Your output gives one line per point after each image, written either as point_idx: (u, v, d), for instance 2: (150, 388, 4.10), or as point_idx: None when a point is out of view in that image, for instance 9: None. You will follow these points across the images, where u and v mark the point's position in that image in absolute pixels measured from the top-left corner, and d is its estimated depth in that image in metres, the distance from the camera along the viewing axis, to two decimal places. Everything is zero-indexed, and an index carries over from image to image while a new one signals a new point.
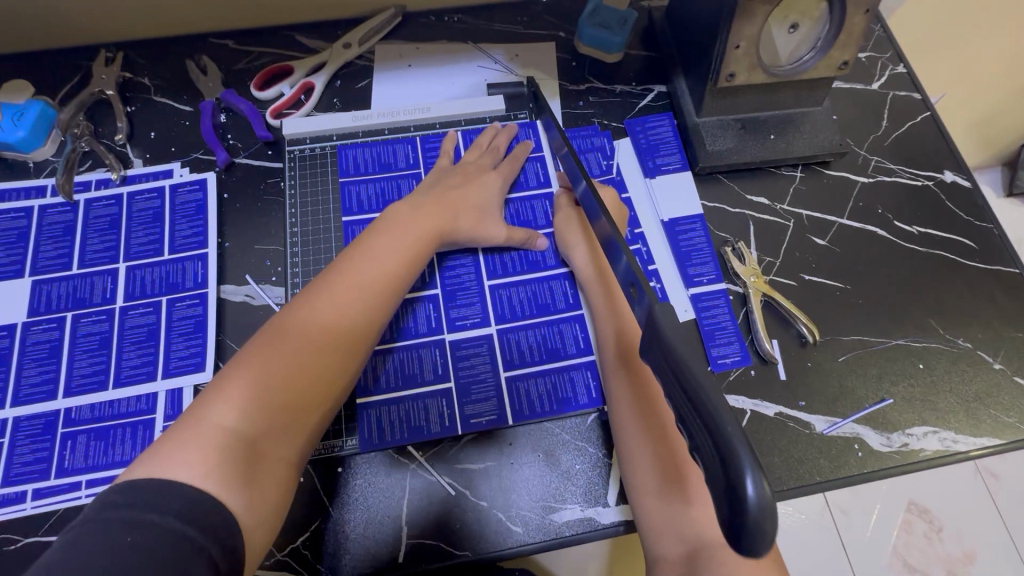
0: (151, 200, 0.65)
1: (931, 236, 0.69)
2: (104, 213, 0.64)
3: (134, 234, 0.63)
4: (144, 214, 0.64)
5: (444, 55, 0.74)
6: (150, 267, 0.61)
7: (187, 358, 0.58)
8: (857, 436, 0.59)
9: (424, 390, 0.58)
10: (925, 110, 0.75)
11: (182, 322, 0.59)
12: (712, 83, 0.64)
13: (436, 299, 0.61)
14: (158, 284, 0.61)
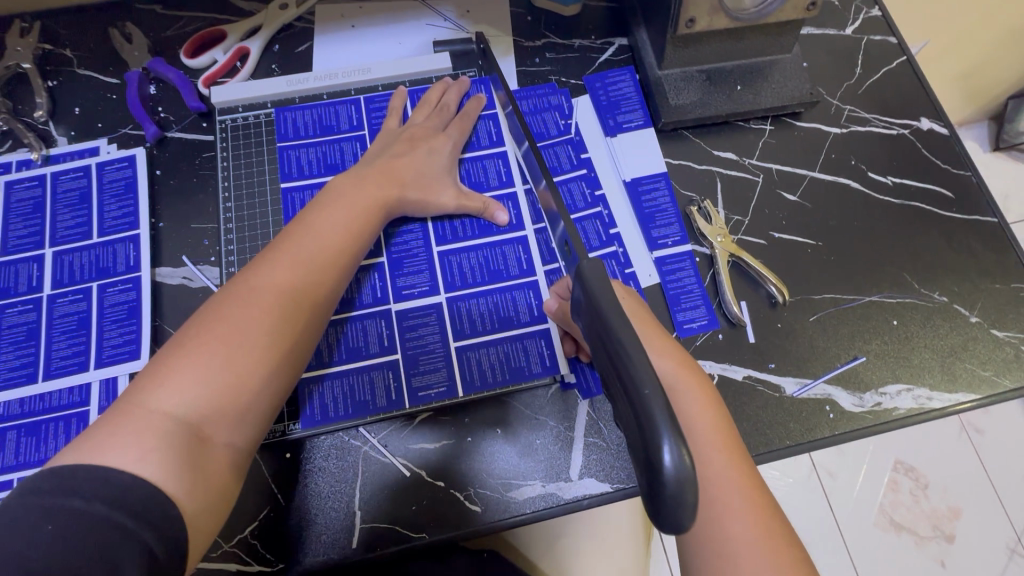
0: (77, 180, 0.60)
1: (906, 187, 0.65)
2: (27, 196, 0.59)
3: (60, 217, 0.59)
4: (70, 195, 0.60)
5: (389, 14, 0.69)
6: (80, 251, 0.58)
7: (122, 346, 0.55)
8: (828, 397, 0.56)
9: (372, 365, 0.54)
10: (902, 55, 0.71)
11: (115, 308, 0.56)
12: (672, 31, 0.60)
13: (382, 269, 0.57)
14: (87, 269, 0.57)
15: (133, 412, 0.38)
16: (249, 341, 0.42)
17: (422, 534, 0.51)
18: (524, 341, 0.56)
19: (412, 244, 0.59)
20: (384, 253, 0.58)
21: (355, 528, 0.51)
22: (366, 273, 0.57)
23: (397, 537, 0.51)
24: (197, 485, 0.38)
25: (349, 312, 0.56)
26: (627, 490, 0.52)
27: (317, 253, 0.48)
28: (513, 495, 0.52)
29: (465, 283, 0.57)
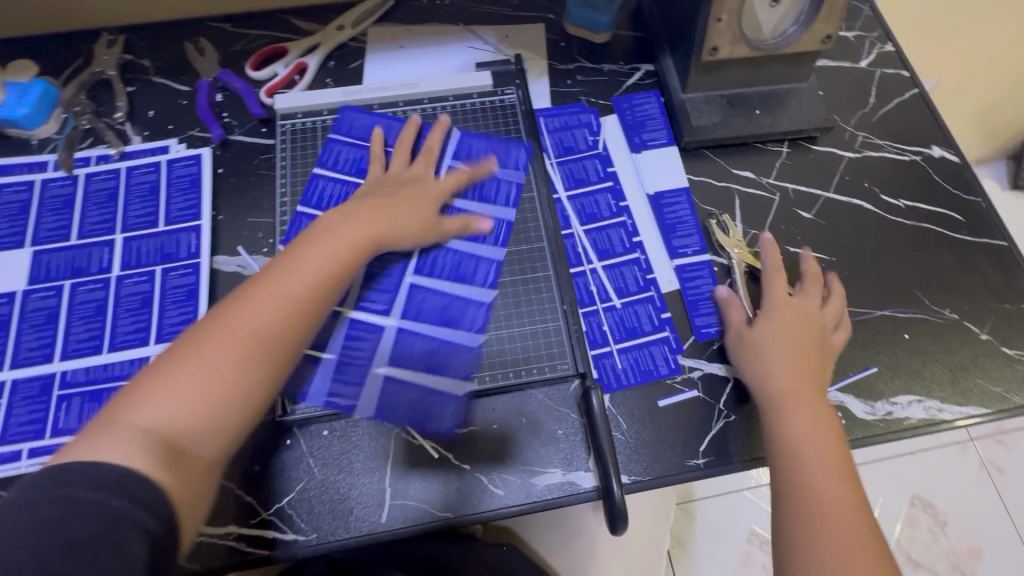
0: (150, 175, 0.66)
1: (918, 209, 0.69)
2: (104, 189, 0.65)
3: (133, 208, 0.65)
4: (143, 188, 0.66)
5: (435, 36, 0.76)
6: (148, 238, 0.63)
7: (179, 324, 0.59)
8: (840, 404, 0.59)
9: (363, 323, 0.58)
10: (914, 87, 0.75)
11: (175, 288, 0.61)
12: (696, 58, 0.65)
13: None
14: (152, 254, 0.62)
15: (110, 423, 0.40)
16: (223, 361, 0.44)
17: (446, 514, 0.54)
18: (547, 334, 0.59)
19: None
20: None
21: (384, 504, 0.54)
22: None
23: (422, 515, 0.54)
24: (179, 485, 0.39)
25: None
26: (641, 482, 0.55)
27: (307, 272, 0.50)
28: (535, 481, 0.55)
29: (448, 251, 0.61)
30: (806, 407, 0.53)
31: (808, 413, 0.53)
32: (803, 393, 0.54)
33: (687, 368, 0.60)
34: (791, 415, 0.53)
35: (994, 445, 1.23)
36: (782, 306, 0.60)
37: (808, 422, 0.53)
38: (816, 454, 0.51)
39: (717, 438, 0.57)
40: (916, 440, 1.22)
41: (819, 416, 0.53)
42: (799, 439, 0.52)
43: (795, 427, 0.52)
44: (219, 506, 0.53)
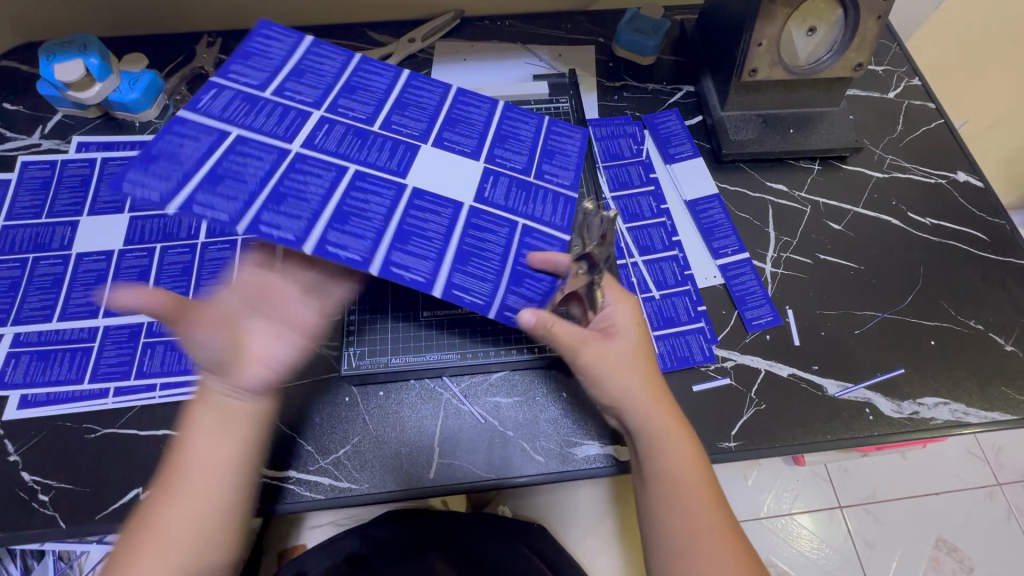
0: (274, 49, 0.55)
1: (944, 228, 0.72)
2: (251, 54, 0.54)
3: (236, 67, 0.53)
4: (255, 53, 0.54)
5: (495, 52, 0.84)
6: (236, 93, 0.52)
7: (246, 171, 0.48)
8: (868, 401, 0.62)
9: (290, 198, 0.48)
10: (940, 118, 0.80)
11: (192, 136, 0.48)
12: (736, 79, 0.71)
13: (408, 154, 0.54)
14: (240, 113, 0.50)
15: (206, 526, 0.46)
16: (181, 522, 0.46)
17: (492, 476, 0.58)
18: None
19: (462, 147, 0.57)
20: (432, 141, 0.56)
21: (435, 462, 0.58)
22: (402, 147, 0.54)
23: (469, 474, 0.58)
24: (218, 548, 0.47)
25: (356, 164, 0.52)
26: None
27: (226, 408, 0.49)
28: (576, 452, 0.58)
29: (503, 203, 0.55)
30: (680, 436, 0.52)
31: (676, 434, 0.52)
32: (654, 407, 0.53)
33: (721, 358, 0.64)
34: (669, 435, 0.52)
35: (1022, 491, 1.21)
36: (619, 329, 0.56)
37: (682, 448, 0.51)
38: (689, 476, 0.50)
39: (748, 423, 0.60)
40: (940, 481, 1.21)
41: (688, 445, 0.52)
42: (671, 461, 0.51)
43: (673, 451, 0.51)
44: (283, 452, 0.58)
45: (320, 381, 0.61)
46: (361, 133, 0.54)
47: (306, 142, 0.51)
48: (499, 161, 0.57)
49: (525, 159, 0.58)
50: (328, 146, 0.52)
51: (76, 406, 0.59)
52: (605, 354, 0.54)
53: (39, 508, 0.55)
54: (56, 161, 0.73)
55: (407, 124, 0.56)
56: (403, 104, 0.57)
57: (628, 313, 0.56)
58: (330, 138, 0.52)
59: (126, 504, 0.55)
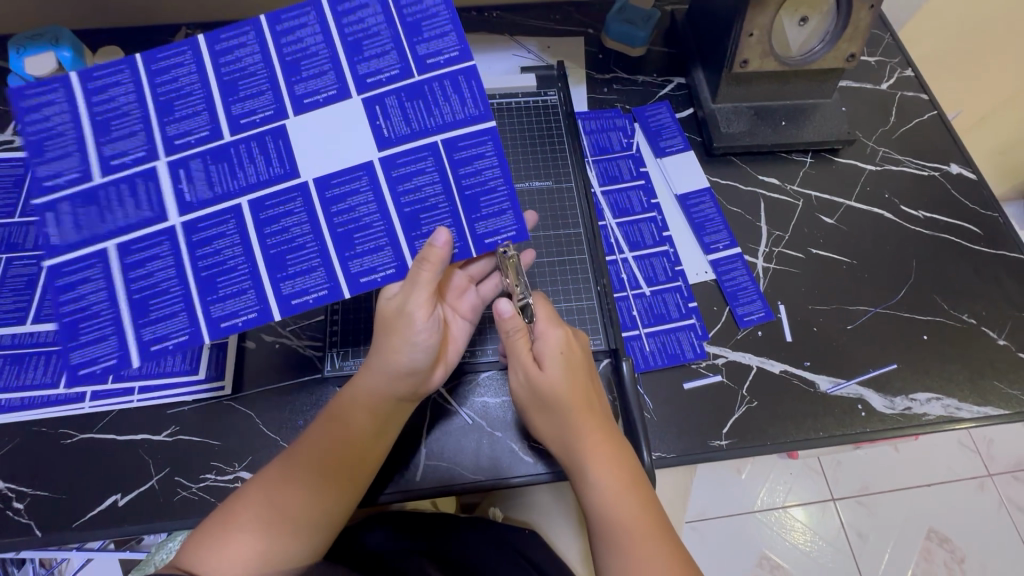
0: (160, 270, 0.48)
1: (937, 221, 0.72)
2: (73, 287, 0.47)
3: (132, 257, 0.48)
4: (77, 281, 0.47)
5: (482, 44, 0.82)
6: (176, 246, 0.48)
7: (308, 288, 0.49)
8: (860, 397, 0.61)
9: (356, 234, 0.50)
10: (933, 109, 0.79)
11: (219, 244, 0.49)
12: (727, 70, 0.70)
13: (165, 172, 0.49)
14: (89, 224, 0.47)
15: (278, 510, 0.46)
16: (264, 513, 0.46)
17: (481, 477, 0.58)
18: (580, 310, 0.63)
19: (196, 133, 0.49)
20: (164, 150, 0.49)
21: (424, 462, 0.58)
22: (212, 160, 0.49)
23: (458, 475, 0.58)
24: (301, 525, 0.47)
25: (244, 196, 0.49)
26: (665, 458, 0.58)
27: (375, 394, 0.52)
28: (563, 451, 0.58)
29: (407, 131, 0.51)
30: (610, 465, 0.50)
31: (605, 464, 0.50)
32: (582, 437, 0.51)
33: (712, 355, 0.63)
34: (597, 464, 0.50)
35: (1013, 482, 1.21)
36: (548, 360, 0.52)
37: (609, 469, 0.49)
38: (622, 512, 0.47)
39: (740, 421, 0.59)
40: (932, 473, 1.21)
41: (620, 474, 0.49)
42: (600, 492, 0.49)
43: (603, 483, 0.49)
44: (265, 456, 0.57)
45: (304, 382, 0.60)
46: (143, 179, 0.48)
47: (182, 207, 0.49)
48: (306, 99, 0.50)
49: (272, 98, 0.50)
50: (203, 196, 0.49)
51: (52, 411, 0.57)
52: (535, 387, 0.53)
53: (14, 515, 0.53)
54: (29, 157, 0.69)
55: (129, 147, 0.48)
56: (106, 126, 0.48)
57: (557, 340, 0.53)
58: (196, 181, 0.49)
59: (104, 511, 0.54)
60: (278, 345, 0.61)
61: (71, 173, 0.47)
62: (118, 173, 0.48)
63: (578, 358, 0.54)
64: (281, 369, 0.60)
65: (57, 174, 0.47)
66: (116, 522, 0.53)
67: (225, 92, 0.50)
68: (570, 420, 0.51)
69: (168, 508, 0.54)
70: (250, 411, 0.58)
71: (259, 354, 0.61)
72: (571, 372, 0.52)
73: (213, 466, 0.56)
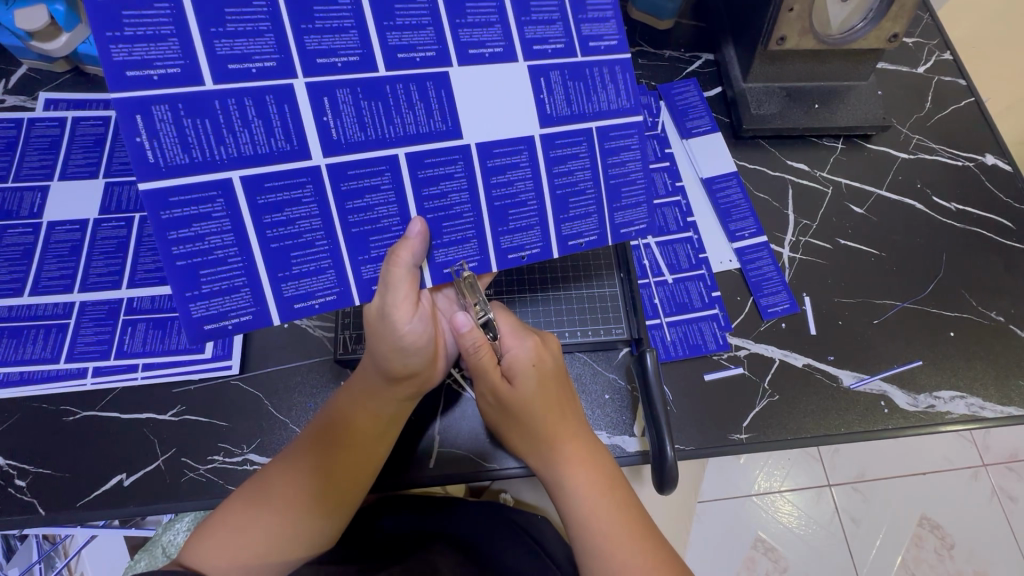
0: (302, 218, 0.41)
1: (969, 213, 0.69)
2: (189, 224, 0.38)
3: (264, 195, 0.40)
4: (194, 216, 0.38)
5: None
6: (321, 188, 0.41)
7: (460, 258, 0.46)
8: (883, 394, 0.60)
9: (509, 210, 0.47)
10: (970, 96, 0.76)
11: (372, 198, 0.43)
12: (762, 47, 0.66)
13: (302, 95, 0.39)
14: (204, 145, 0.37)
15: (280, 506, 0.46)
16: (266, 513, 0.45)
17: (493, 465, 0.57)
18: (603, 300, 0.60)
19: (343, 55, 0.40)
20: (301, 68, 0.39)
21: (435, 449, 0.57)
22: (363, 94, 0.41)
23: (469, 462, 0.57)
24: (302, 523, 0.46)
25: (403, 145, 0.43)
26: (683, 451, 0.57)
27: (379, 395, 0.50)
28: None
29: (568, 112, 0.47)
30: (581, 460, 0.49)
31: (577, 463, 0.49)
32: (559, 449, 0.49)
33: (734, 347, 0.61)
34: (572, 471, 0.48)
35: (1006, 472, 1.22)
36: (519, 374, 0.49)
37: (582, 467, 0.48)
38: (598, 509, 0.47)
39: (761, 414, 0.58)
40: (930, 462, 1.22)
41: (594, 474, 0.48)
42: (578, 502, 0.47)
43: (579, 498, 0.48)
44: (274, 438, 0.55)
45: (314, 364, 0.58)
46: (274, 97, 0.39)
47: (327, 145, 0.41)
48: (472, 49, 0.44)
49: (434, 35, 0.43)
50: (351, 137, 0.41)
51: (52, 387, 0.55)
52: (501, 402, 0.50)
53: (16, 493, 0.52)
54: (23, 120, 0.66)
55: (253, 49, 0.38)
56: (220, 14, 0.37)
57: (527, 352, 0.50)
58: (342, 114, 0.41)
59: (109, 491, 0.52)
60: (286, 324, 0.59)
61: (170, 68, 0.36)
62: (235, 82, 0.37)
63: (549, 369, 0.51)
64: (289, 349, 0.58)
65: (149, 65, 0.36)
66: (122, 501, 0.52)
67: (379, 14, 0.41)
68: (543, 435, 0.49)
69: (175, 489, 0.53)
70: (259, 393, 0.57)
71: (266, 334, 0.59)
72: (547, 386, 0.50)
73: (221, 447, 0.54)
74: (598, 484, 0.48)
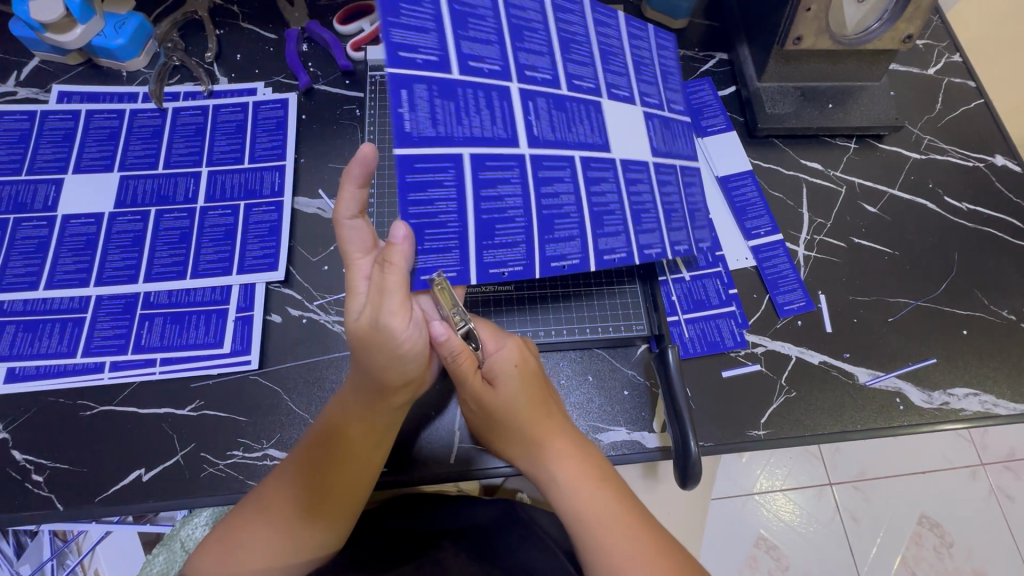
0: (509, 196, 0.45)
1: (980, 214, 0.70)
2: (424, 189, 0.41)
3: (485, 172, 0.44)
4: (430, 183, 0.41)
5: None
6: (525, 174, 0.45)
7: (615, 248, 0.49)
8: (898, 390, 0.60)
9: (604, 215, 0.49)
10: (979, 98, 0.77)
11: (558, 187, 0.47)
12: (778, 46, 0.66)
13: (517, 97, 0.45)
14: (447, 121, 0.42)
15: (275, 517, 0.46)
16: (261, 525, 0.45)
17: None
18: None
19: (541, 72, 0.47)
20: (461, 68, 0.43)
21: (456, 446, 0.57)
22: (554, 106, 0.48)
23: (489, 459, 0.57)
24: (303, 531, 0.46)
25: (579, 150, 0.48)
26: (702, 447, 0.57)
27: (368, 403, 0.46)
28: None
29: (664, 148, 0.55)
30: (574, 459, 0.48)
31: (573, 461, 0.48)
32: (549, 449, 0.48)
33: (752, 344, 0.61)
34: (561, 469, 0.48)
35: (1004, 471, 1.23)
36: (501, 376, 0.48)
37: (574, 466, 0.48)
38: (597, 505, 0.46)
39: (779, 411, 0.59)
40: (931, 461, 1.23)
41: (587, 468, 0.48)
42: (571, 498, 0.47)
43: (569, 495, 0.47)
44: (294, 433, 0.55)
45: (332, 359, 0.58)
46: (499, 94, 0.44)
47: (530, 138, 0.46)
48: (613, 90, 0.52)
49: (550, 63, 0.48)
50: (547, 135, 0.47)
51: (66, 382, 0.54)
52: (486, 408, 0.49)
53: (33, 488, 0.52)
54: (36, 112, 0.65)
55: (485, 53, 0.44)
56: (464, 21, 0.43)
57: (508, 353, 0.49)
58: (540, 118, 0.47)
59: (127, 486, 0.52)
60: (304, 320, 0.59)
61: (430, 55, 0.41)
62: (473, 77, 0.43)
63: (530, 367, 0.50)
64: (308, 344, 0.58)
65: (417, 49, 0.41)
66: (141, 497, 0.52)
67: (563, 49, 0.49)
68: (535, 433, 0.48)
69: (195, 485, 0.53)
70: (278, 389, 0.56)
71: (285, 329, 0.59)
72: (536, 386, 0.50)
73: (240, 442, 0.54)
74: (592, 482, 0.47)
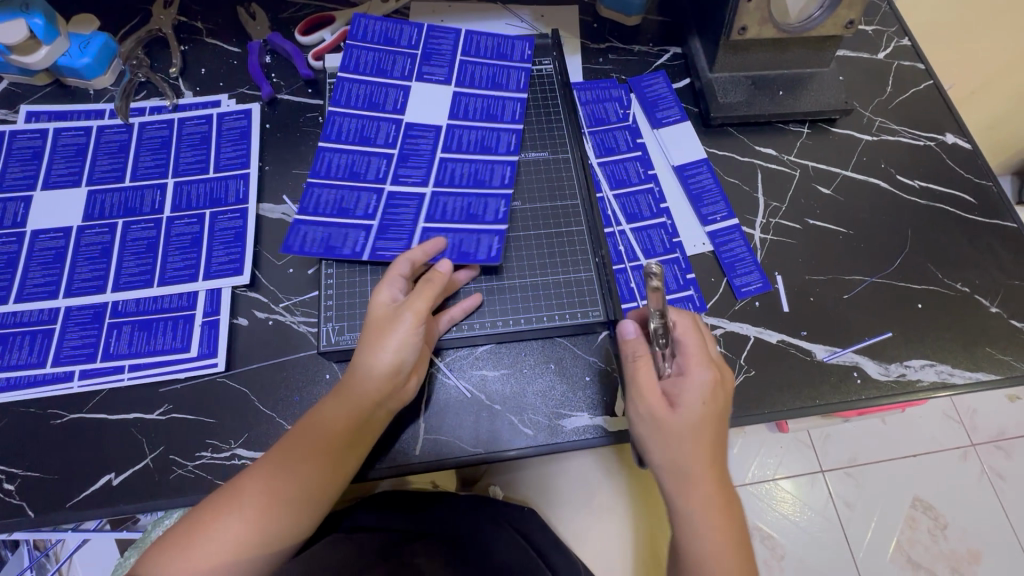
0: None
1: (932, 190, 0.72)
2: None
3: None
4: None
5: (473, 14, 0.78)
6: None
7: None
8: (856, 364, 0.62)
9: None
10: (929, 79, 0.79)
11: None
12: (725, 38, 0.68)
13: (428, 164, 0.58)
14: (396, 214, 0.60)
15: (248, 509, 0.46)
16: (233, 517, 0.45)
17: (479, 450, 0.56)
18: (571, 240, 0.64)
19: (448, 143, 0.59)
20: None
21: (419, 439, 0.56)
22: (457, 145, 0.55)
23: (455, 450, 0.56)
24: (269, 521, 0.46)
25: None
26: None
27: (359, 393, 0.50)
28: (530, 433, 0.57)
29: None
30: (708, 484, 0.47)
31: (706, 478, 0.47)
32: (699, 473, 0.47)
33: (710, 326, 0.63)
34: (696, 491, 0.47)
35: (995, 451, 1.24)
36: (685, 400, 0.48)
37: (700, 491, 0.47)
38: (711, 527, 0.46)
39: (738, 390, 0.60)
40: (920, 444, 1.24)
41: (714, 494, 0.47)
42: (692, 517, 0.47)
43: (701, 502, 0.47)
44: (262, 433, 0.56)
45: (299, 359, 0.59)
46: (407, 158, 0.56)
47: None
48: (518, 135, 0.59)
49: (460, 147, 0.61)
50: None
51: (36, 391, 0.56)
52: (663, 428, 0.48)
53: (5, 497, 0.52)
54: (5, 132, 0.67)
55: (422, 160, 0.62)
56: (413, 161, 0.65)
57: (702, 386, 0.48)
58: None
59: (98, 491, 0.53)
60: (271, 321, 0.60)
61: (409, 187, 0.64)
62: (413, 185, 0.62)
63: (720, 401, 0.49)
64: (275, 345, 0.59)
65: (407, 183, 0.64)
66: (111, 500, 0.53)
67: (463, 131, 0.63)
68: (688, 457, 0.47)
69: (164, 487, 0.53)
70: (245, 389, 0.57)
71: (253, 331, 0.60)
72: (716, 412, 0.49)
73: (210, 443, 0.55)
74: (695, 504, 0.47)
